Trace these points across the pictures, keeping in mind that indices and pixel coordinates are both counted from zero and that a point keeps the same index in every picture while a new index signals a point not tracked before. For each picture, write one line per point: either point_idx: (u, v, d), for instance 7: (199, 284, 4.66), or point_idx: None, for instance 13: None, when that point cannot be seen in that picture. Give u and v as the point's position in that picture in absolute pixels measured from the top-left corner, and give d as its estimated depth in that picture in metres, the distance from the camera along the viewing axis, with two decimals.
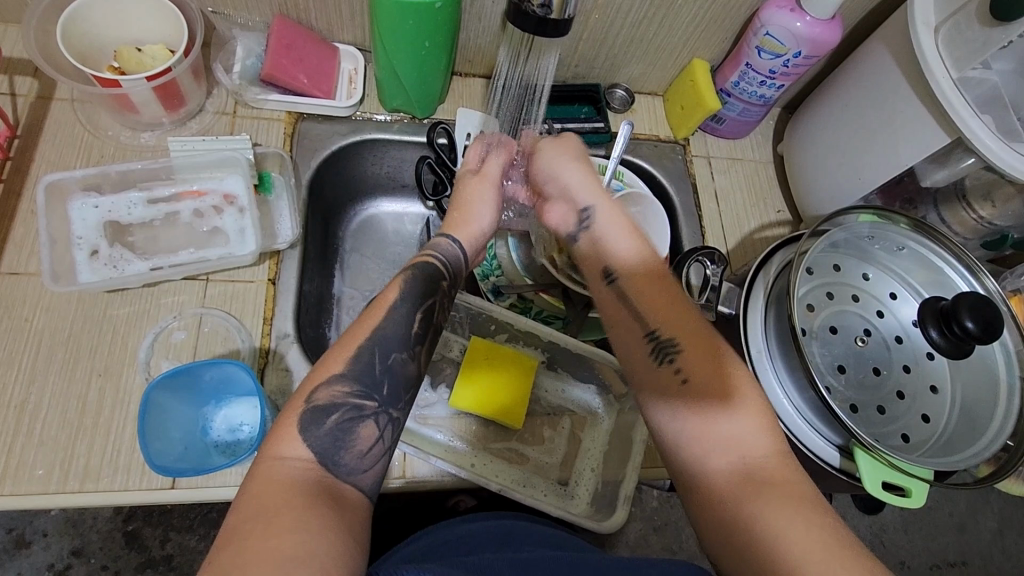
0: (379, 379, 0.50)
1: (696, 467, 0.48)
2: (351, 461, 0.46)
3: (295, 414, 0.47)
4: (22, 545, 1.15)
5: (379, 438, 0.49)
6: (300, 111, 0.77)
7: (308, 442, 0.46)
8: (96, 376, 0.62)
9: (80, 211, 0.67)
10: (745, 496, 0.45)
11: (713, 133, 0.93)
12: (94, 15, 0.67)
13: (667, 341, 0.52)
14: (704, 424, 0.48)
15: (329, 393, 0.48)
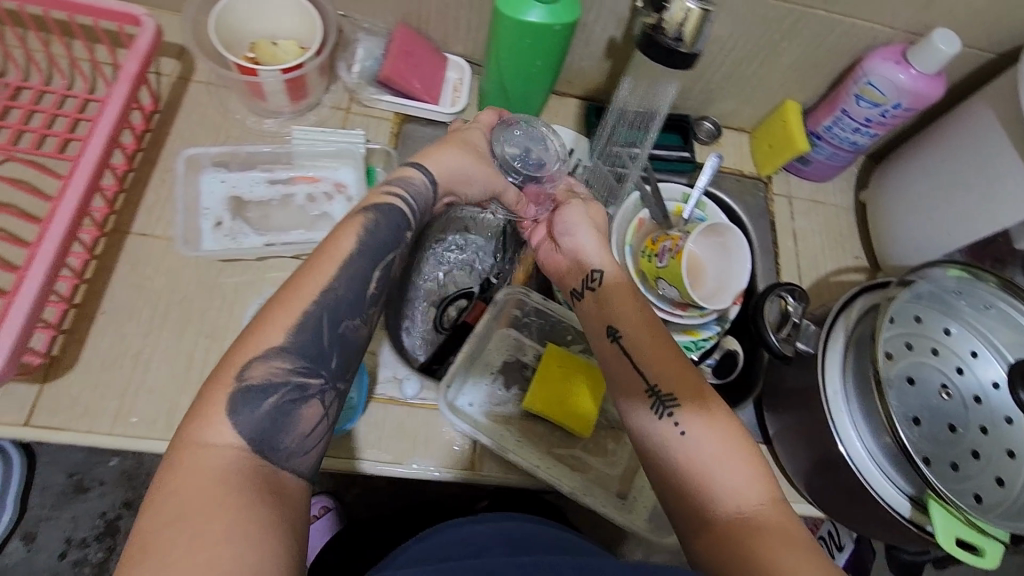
0: (325, 353, 0.50)
1: (697, 505, 0.50)
2: (292, 441, 0.47)
3: (224, 392, 0.46)
4: (80, 491, 1.22)
5: (321, 417, 0.49)
6: (407, 113, 0.83)
7: (235, 424, 0.45)
8: (204, 337, 0.67)
9: (209, 184, 0.74)
10: (746, 535, 0.46)
11: (797, 175, 0.94)
12: (242, 9, 0.73)
13: (666, 393, 0.53)
14: (702, 471, 0.50)
15: (266, 367, 0.47)
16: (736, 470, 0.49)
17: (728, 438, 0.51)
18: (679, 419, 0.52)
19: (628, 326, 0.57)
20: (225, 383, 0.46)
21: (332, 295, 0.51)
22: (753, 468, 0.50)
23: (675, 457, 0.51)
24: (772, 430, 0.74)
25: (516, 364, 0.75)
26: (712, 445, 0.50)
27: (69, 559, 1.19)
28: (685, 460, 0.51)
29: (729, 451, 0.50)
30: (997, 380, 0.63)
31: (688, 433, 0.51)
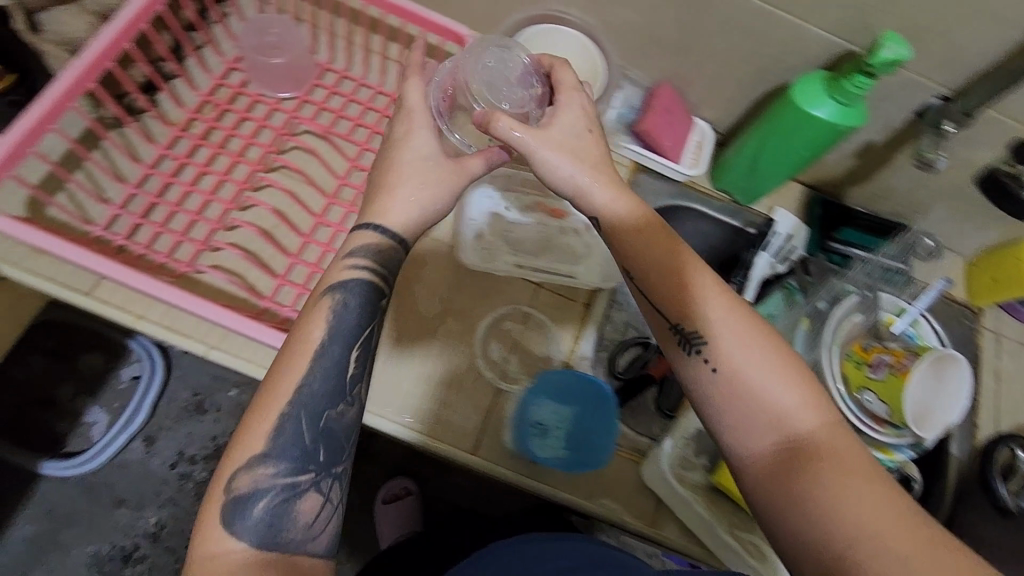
0: (313, 448, 0.50)
1: (732, 434, 0.48)
2: (299, 534, 0.48)
3: (216, 506, 0.47)
4: (199, 410, 1.25)
5: (321, 503, 0.50)
6: (644, 164, 0.86)
7: (240, 536, 0.47)
8: (439, 335, 0.72)
9: (480, 199, 0.77)
10: (796, 463, 0.45)
11: (1011, 313, 0.91)
12: (535, 41, 0.79)
13: (691, 331, 0.50)
14: (771, 412, 0.47)
15: (249, 475, 0.48)
16: (787, 391, 0.47)
17: (745, 330, 0.49)
18: (710, 355, 0.49)
19: (651, 263, 0.52)
20: (215, 496, 0.48)
21: (310, 392, 0.51)
22: (789, 381, 0.47)
23: (720, 402, 0.48)
24: None
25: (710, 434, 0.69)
26: (761, 369, 0.47)
27: (177, 471, 1.21)
28: (720, 394, 0.48)
29: (773, 367, 0.47)
30: None
31: (723, 370, 0.48)
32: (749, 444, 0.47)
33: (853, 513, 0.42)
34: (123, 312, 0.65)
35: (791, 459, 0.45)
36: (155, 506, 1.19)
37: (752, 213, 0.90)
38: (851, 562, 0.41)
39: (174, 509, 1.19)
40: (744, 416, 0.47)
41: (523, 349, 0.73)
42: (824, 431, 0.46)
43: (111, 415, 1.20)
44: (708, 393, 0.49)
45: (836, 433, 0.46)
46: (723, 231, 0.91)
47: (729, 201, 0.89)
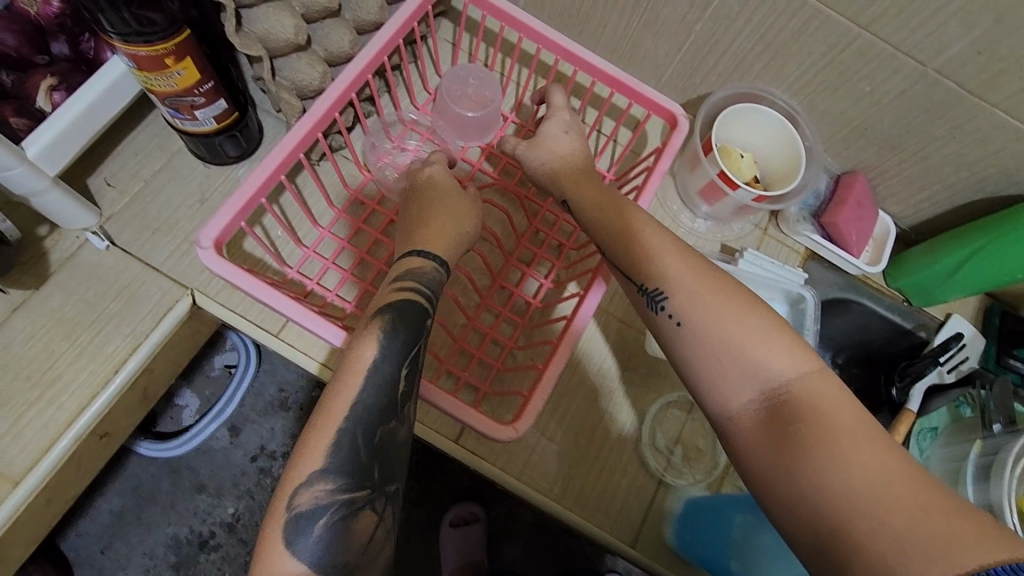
0: (368, 465, 0.48)
1: (719, 395, 0.49)
2: (350, 560, 0.46)
3: (278, 527, 0.45)
4: (283, 407, 1.23)
5: (376, 523, 0.48)
6: (817, 253, 0.82)
7: (292, 555, 0.44)
8: (605, 416, 0.70)
9: None
10: (792, 422, 0.46)
11: None
12: (732, 118, 0.77)
13: (652, 290, 0.54)
14: (729, 352, 0.49)
15: (314, 493, 0.46)
16: (779, 353, 0.49)
17: (733, 304, 0.51)
18: (675, 312, 0.52)
19: (668, 258, 0.55)
20: (276, 514, 0.45)
21: (365, 406, 0.49)
22: (783, 355, 0.49)
23: (686, 346, 0.52)
24: None
25: None
26: (721, 323, 0.50)
27: (257, 463, 1.21)
28: (691, 347, 0.51)
29: (757, 334, 0.49)
30: None
31: (686, 325, 0.52)
32: (728, 402, 0.49)
33: (852, 475, 0.42)
34: (305, 355, 0.65)
35: (770, 423, 0.47)
36: (233, 496, 1.18)
37: (927, 316, 0.84)
38: (874, 532, 0.39)
39: (250, 503, 1.18)
40: (726, 371, 0.49)
41: (687, 442, 0.70)
42: (804, 381, 0.48)
43: (202, 401, 1.20)
44: (686, 348, 0.52)
45: (808, 384, 0.48)
46: (884, 328, 0.86)
47: (902, 300, 0.84)
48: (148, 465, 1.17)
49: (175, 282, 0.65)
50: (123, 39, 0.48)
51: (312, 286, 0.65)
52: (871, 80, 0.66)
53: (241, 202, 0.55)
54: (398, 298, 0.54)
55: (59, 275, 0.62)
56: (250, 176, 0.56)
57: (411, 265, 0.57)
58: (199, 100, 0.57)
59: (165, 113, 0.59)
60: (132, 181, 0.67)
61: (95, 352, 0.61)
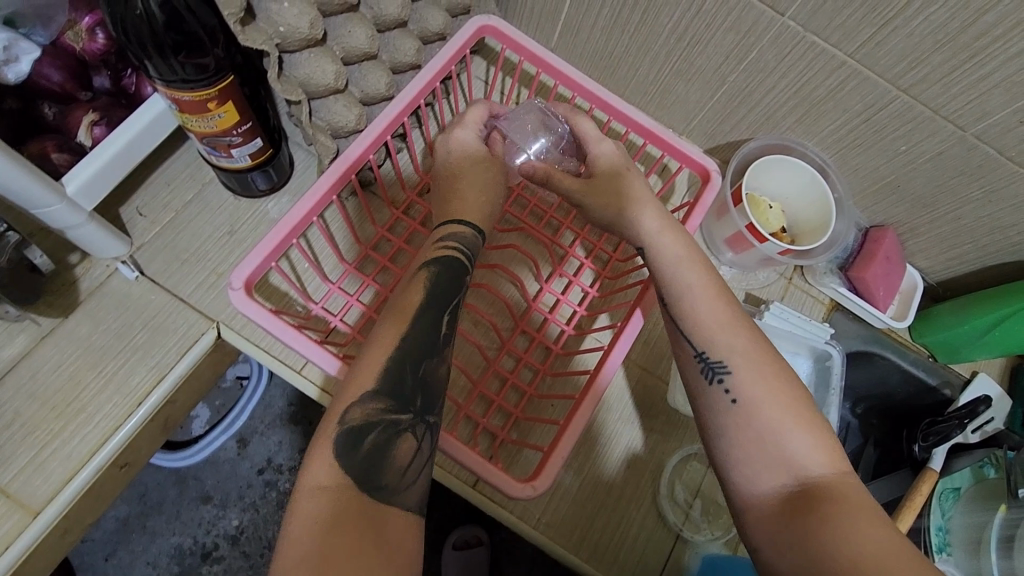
0: (411, 394, 0.50)
1: (743, 476, 0.50)
2: (388, 480, 0.46)
3: (327, 437, 0.47)
4: (291, 420, 1.22)
5: (416, 450, 0.49)
6: (842, 304, 0.82)
7: (336, 460, 0.46)
8: (624, 467, 0.69)
9: None
10: (807, 501, 0.46)
11: None
12: (762, 167, 0.77)
13: (716, 359, 0.54)
14: (763, 435, 0.50)
15: (365, 411, 0.48)
16: (815, 446, 0.49)
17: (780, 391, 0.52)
18: (728, 386, 0.52)
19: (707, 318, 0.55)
20: (327, 427, 0.47)
21: (412, 341, 0.52)
22: (818, 435, 0.50)
23: (719, 418, 0.52)
24: None
25: None
26: (775, 403, 0.51)
27: (263, 477, 1.21)
28: (728, 424, 0.52)
29: (781, 408, 0.50)
30: None
31: (740, 402, 0.51)
32: (756, 484, 0.49)
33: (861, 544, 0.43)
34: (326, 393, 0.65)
35: (792, 504, 0.47)
36: (238, 508, 1.18)
37: (953, 373, 0.83)
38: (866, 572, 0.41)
39: (255, 516, 1.18)
40: (755, 455, 0.50)
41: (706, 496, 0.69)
42: (838, 480, 0.48)
43: (212, 411, 1.20)
44: (726, 429, 0.52)
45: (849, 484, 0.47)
46: (908, 383, 0.84)
47: (927, 356, 0.83)
48: (157, 473, 1.17)
49: (201, 314, 0.65)
50: (167, 84, 0.49)
51: (336, 323, 0.65)
52: (907, 141, 0.65)
53: (271, 245, 0.56)
54: (442, 258, 0.58)
55: (89, 303, 0.63)
56: (283, 220, 0.57)
57: (448, 231, 0.61)
58: (237, 140, 0.57)
59: (201, 150, 0.59)
60: (163, 212, 0.67)
61: (120, 383, 0.61)
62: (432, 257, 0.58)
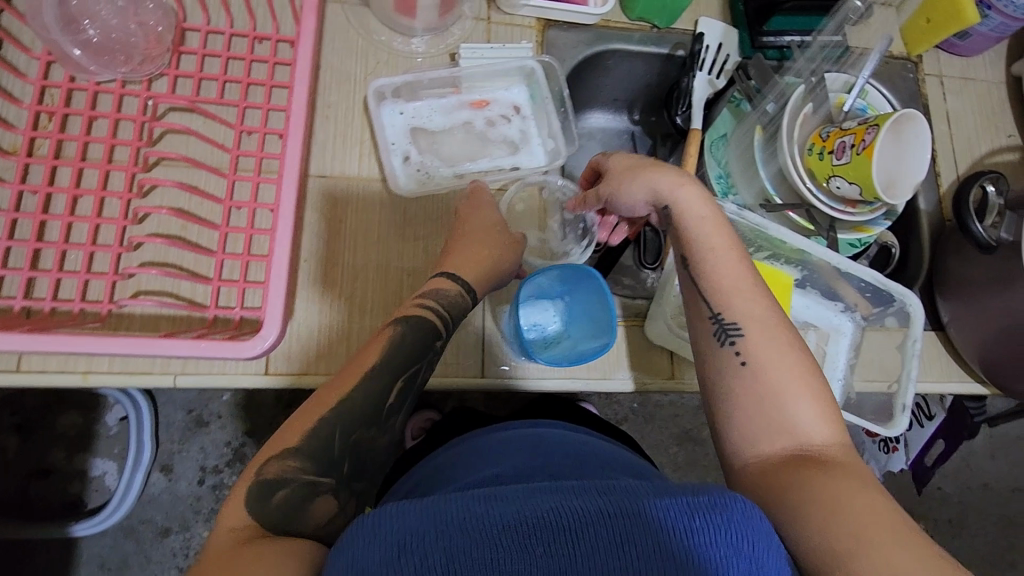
0: (338, 459, 0.51)
1: (743, 437, 0.53)
2: (310, 531, 0.47)
3: (243, 487, 0.48)
4: (202, 425, 1.12)
5: (337, 509, 0.50)
6: (550, 18, 0.78)
7: (247, 509, 0.46)
8: (408, 276, 0.66)
9: (389, 117, 0.68)
10: (787, 469, 0.50)
11: (948, 50, 0.89)
12: None
13: (729, 322, 0.56)
14: (776, 401, 0.53)
15: (281, 465, 0.49)
16: (817, 416, 0.52)
17: (805, 374, 0.54)
18: (742, 349, 0.55)
19: (723, 263, 0.58)
20: (247, 476, 0.49)
21: (353, 403, 0.53)
22: (820, 411, 0.53)
23: (733, 378, 0.55)
24: (945, 316, 0.77)
25: None
26: (784, 375, 0.53)
27: (209, 485, 1.11)
28: (744, 385, 0.54)
29: (796, 386, 0.53)
30: None
31: (753, 364, 0.54)
32: (757, 444, 0.52)
33: (852, 505, 0.46)
34: (62, 373, 0.59)
35: (798, 463, 0.50)
36: (201, 522, 1.09)
37: (678, 33, 0.82)
38: (841, 527, 0.44)
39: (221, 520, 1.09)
40: (755, 419, 0.53)
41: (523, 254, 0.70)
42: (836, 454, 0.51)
43: (118, 461, 1.08)
44: (738, 388, 0.54)
45: (843, 450, 0.52)
46: (647, 64, 0.85)
47: (649, 29, 0.81)
48: (100, 538, 1.06)
49: None
50: None
51: (21, 303, 0.57)
52: None
53: None
54: (411, 317, 0.57)
55: None
56: None
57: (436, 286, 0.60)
58: None
59: None
60: None
61: None
62: (403, 314, 0.58)
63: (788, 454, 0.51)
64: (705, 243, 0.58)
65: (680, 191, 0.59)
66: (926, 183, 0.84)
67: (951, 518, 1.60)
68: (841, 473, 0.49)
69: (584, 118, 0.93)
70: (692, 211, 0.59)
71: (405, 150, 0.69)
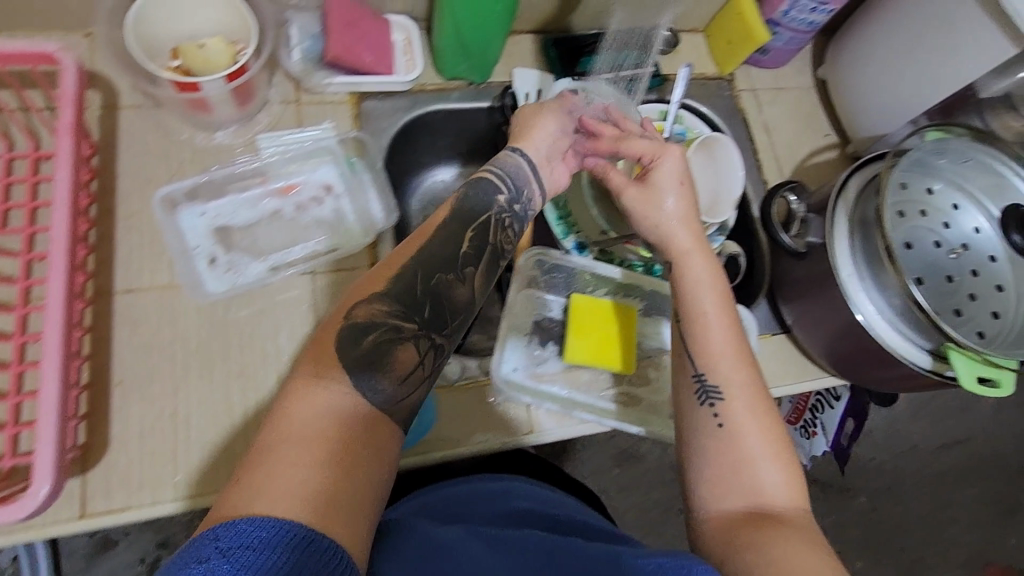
0: (416, 301, 0.51)
1: (703, 493, 0.55)
2: (385, 391, 0.46)
3: (336, 330, 0.47)
4: (108, 546, 1.02)
5: (418, 360, 0.49)
6: (362, 91, 0.77)
7: (351, 379, 0.45)
8: (234, 377, 0.65)
9: (188, 220, 0.67)
10: (741, 528, 0.51)
11: (757, 65, 0.94)
12: (156, 12, 0.65)
13: (712, 385, 0.58)
14: (735, 468, 0.55)
15: (368, 310, 0.48)
16: (773, 470, 0.54)
17: (767, 438, 0.56)
18: (719, 410, 0.57)
19: (710, 305, 0.60)
20: (298, 398, 0.44)
21: (431, 254, 0.53)
22: (781, 469, 0.54)
23: (705, 436, 0.56)
24: (789, 318, 0.80)
25: (543, 324, 0.75)
26: (756, 432, 0.56)
27: None
28: (714, 443, 0.56)
29: (757, 456, 0.55)
30: (978, 226, 0.74)
31: (726, 427, 0.56)
32: (720, 501, 0.54)
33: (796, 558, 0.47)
34: None
35: (753, 521, 0.51)
36: None
37: (495, 86, 0.83)
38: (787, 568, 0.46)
39: None
40: (716, 473, 0.55)
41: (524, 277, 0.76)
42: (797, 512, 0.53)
43: None
44: (710, 445, 0.56)
45: (800, 509, 0.53)
46: (475, 119, 0.84)
47: (467, 86, 0.82)
48: None
49: None
50: None
51: None
52: None
53: None
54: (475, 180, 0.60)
55: None
56: None
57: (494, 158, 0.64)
58: None
59: None
60: None
61: None
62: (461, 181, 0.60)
63: (748, 513, 0.52)
64: (708, 305, 0.60)
65: (692, 246, 0.63)
66: (755, 192, 0.88)
67: (890, 485, 1.50)
68: (795, 528, 0.51)
69: (431, 176, 0.89)
70: (693, 266, 0.62)
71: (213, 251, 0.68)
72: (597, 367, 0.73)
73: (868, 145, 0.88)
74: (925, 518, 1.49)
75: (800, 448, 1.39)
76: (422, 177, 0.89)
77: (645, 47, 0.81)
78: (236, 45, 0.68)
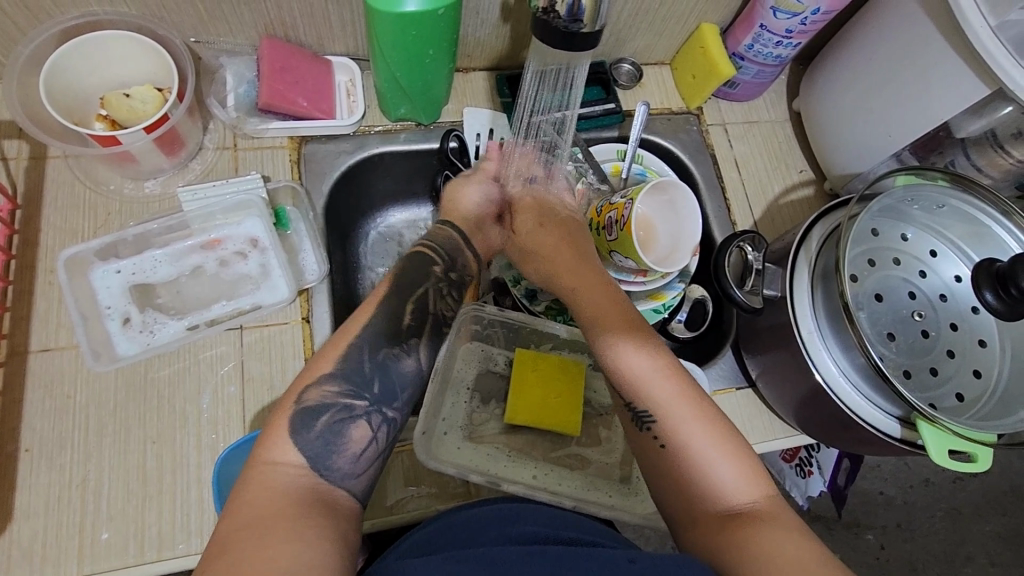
0: (370, 377, 0.54)
1: (678, 505, 0.52)
2: (346, 466, 0.50)
3: (286, 415, 0.50)
4: None
5: (370, 438, 0.52)
6: (302, 135, 0.74)
7: (298, 444, 0.49)
8: (151, 443, 0.61)
9: (103, 279, 0.65)
10: (723, 528, 0.48)
11: (726, 98, 0.90)
12: (73, 63, 0.63)
13: (641, 410, 0.56)
14: (696, 467, 0.53)
15: (319, 392, 0.52)
16: (728, 470, 0.52)
17: (721, 435, 0.54)
18: (657, 432, 0.55)
19: (604, 308, 0.62)
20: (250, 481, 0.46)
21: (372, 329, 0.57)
22: (741, 472, 0.52)
23: (651, 461, 0.55)
24: (753, 372, 0.75)
25: (489, 376, 0.73)
26: (700, 438, 0.54)
27: None
28: (662, 462, 0.54)
29: (716, 453, 0.53)
30: (958, 275, 0.66)
31: (668, 446, 0.54)
32: (695, 506, 0.51)
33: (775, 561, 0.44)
34: None
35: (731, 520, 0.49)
36: None
37: (444, 126, 0.80)
38: None
39: None
40: (681, 485, 0.53)
41: (480, 332, 0.74)
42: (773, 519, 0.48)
43: None
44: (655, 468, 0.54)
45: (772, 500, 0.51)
46: (424, 160, 0.81)
47: (415, 127, 0.78)
48: None
49: None
50: None
51: None
52: None
53: None
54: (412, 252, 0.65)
55: None
56: None
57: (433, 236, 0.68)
58: None
59: None
60: None
61: None
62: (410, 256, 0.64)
63: (721, 512, 0.50)
64: (611, 321, 0.61)
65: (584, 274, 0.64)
66: (723, 235, 0.83)
67: (901, 522, 1.33)
68: (774, 521, 0.48)
69: (385, 218, 0.86)
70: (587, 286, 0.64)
71: (128, 311, 0.65)
72: (542, 428, 0.70)
73: (844, 182, 0.83)
74: (941, 558, 1.31)
75: (793, 488, 1.13)
76: (375, 220, 0.86)
77: (571, 87, 0.67)
78: (165, 90, 0.66)
